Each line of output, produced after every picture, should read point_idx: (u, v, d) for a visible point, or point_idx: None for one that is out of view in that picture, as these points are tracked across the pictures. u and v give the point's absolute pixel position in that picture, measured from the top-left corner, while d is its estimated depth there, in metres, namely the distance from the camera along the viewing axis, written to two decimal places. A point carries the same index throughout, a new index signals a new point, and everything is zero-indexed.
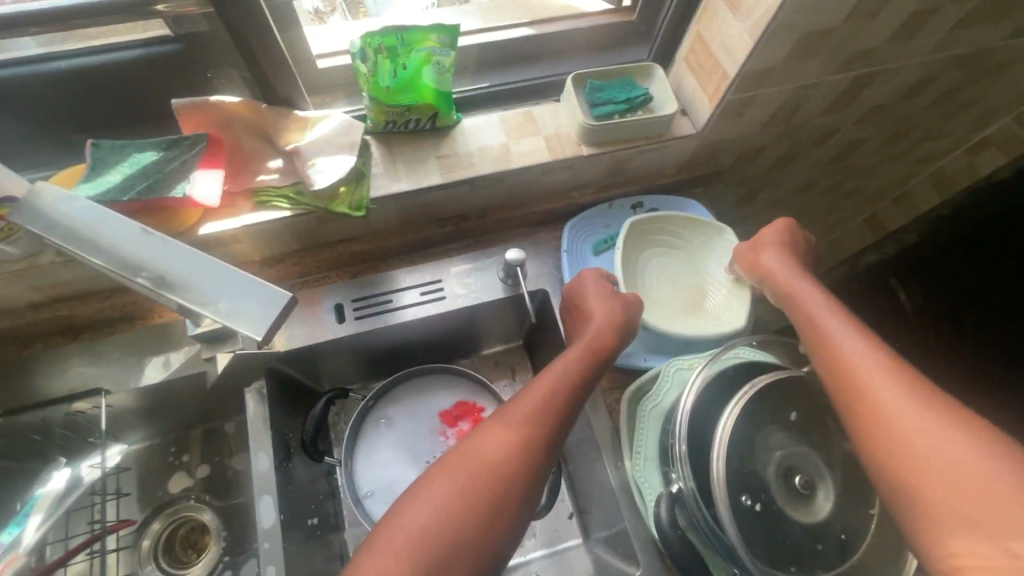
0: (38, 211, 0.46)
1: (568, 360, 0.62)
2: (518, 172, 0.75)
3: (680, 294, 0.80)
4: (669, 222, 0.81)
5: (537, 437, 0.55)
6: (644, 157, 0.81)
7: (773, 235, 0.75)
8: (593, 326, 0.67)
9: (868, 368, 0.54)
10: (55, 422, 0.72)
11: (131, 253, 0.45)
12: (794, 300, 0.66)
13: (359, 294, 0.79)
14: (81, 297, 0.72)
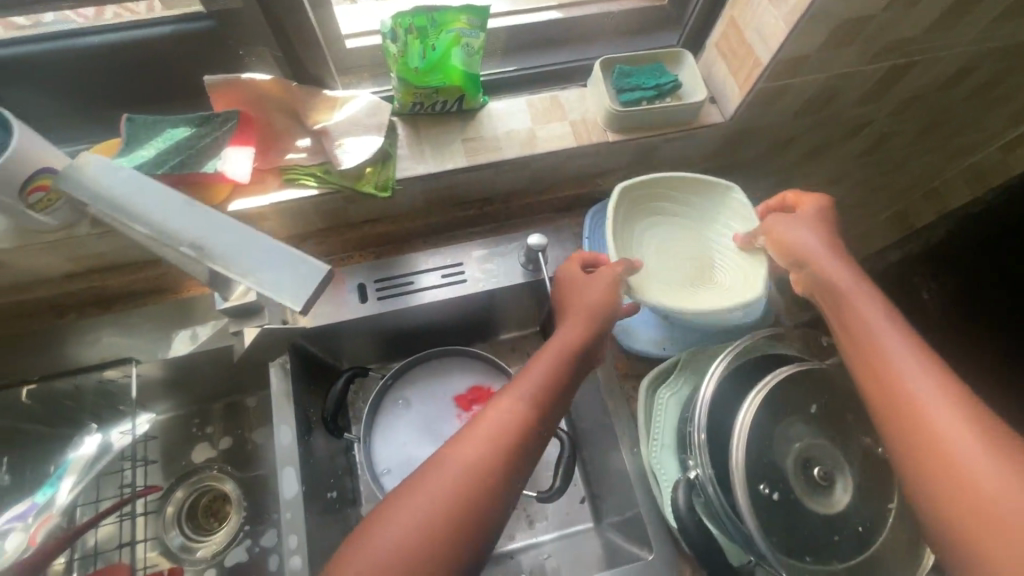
0: (81, 182, 0.47)
1: (559, 344, 0.62)
2: (544, 157, 0.74)
3: (680, 267, 0.72)
4: (668, 186, 0.73)
5: (527, 426, 0.56)
6: (670, 145, 0.80)
7: (809, 208, 0.67)
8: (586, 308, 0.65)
9: (912, 371, 0.52)
10: (88, 389, 0.74)
11: (172, 223, 0.46)
12: (832, 284, 0.61)
13: (382, 274, 0.80)
14: (115, 268, 0.74)
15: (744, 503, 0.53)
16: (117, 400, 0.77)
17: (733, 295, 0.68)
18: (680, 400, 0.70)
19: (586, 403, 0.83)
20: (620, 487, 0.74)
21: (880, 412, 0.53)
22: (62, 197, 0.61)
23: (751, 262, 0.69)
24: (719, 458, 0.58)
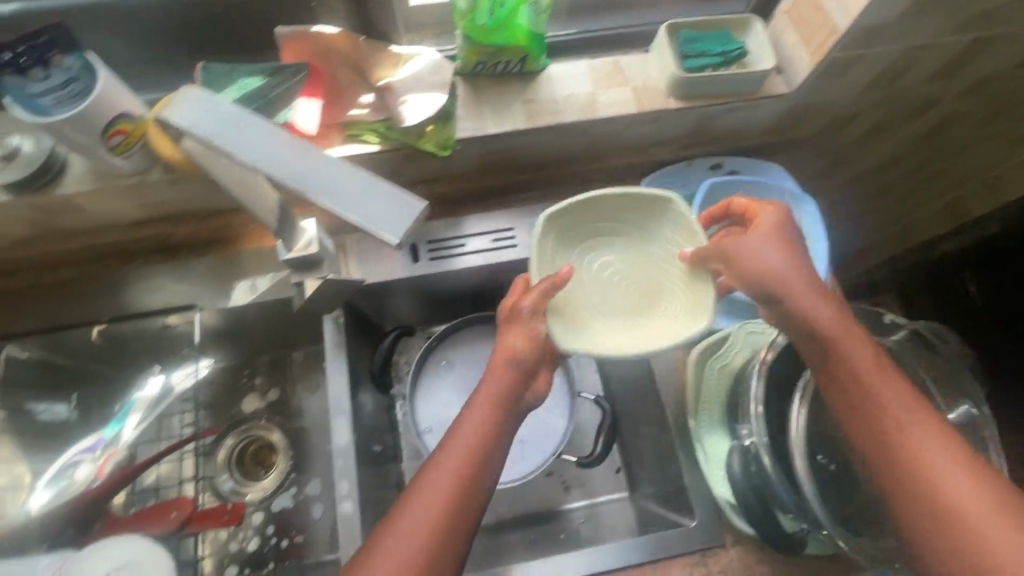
0: (181, 107, 0.47)
1: (483, 400, 0.56)
2: (603, 122, 0.74)
3: (621, 292, 0.62)
4: (607, 203, 0.62)
5: (469, 499, 0.53)
6: (732, 116, 0.78)
7: (764, 219, 0.58)
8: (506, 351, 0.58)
9: (904, 421, 0.51)
10: (154, 332, 0.78)
11: (279, 155, 0.47)
12: (809, 326, 0.55)
13: (433, 236, 0.81)
14: (180, 217, 0.77)
15: (801, 471, 0.53)
16: (180, 347, 0.81)
17: (676, 324, 0.58)
18: (731, 372, 0.71)
19: (628, 375, 0.84)
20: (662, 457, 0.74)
21: (873, 466, 0.52)
22: (139, 141, 0.63)
23: (696, 285, 0.58)
24: (774, 425, 0.59)
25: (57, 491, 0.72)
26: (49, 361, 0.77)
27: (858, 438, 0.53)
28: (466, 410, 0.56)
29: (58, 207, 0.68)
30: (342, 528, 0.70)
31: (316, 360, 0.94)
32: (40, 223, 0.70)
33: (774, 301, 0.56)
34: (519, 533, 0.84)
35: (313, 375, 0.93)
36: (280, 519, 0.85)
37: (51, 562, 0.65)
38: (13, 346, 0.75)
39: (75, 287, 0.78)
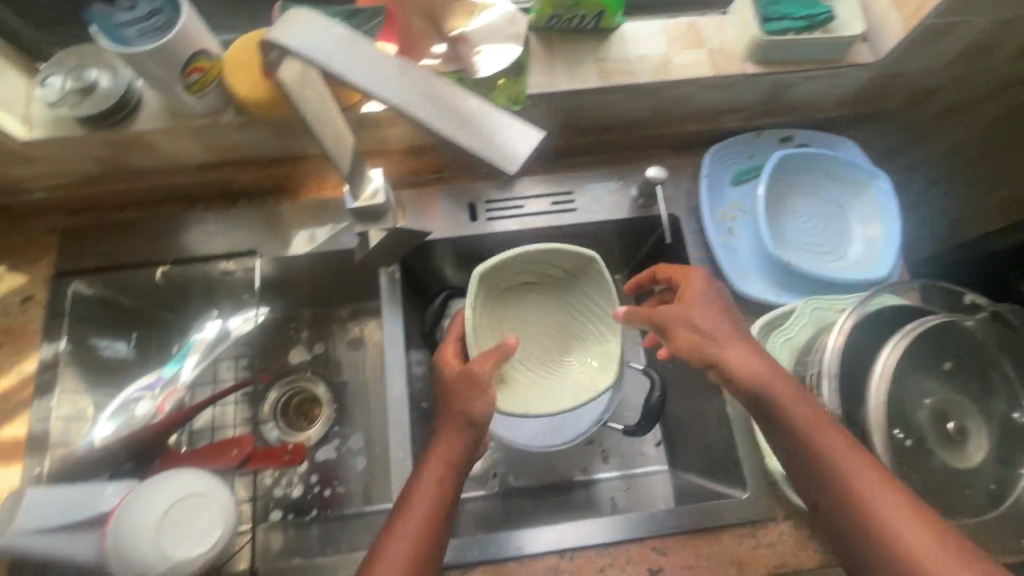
0: (294, 27, 0.40)
1: (440, 457, 0.59)
2: (677, 85, 0.71)
3: (543, 343, 0.73)
4: (533, 262, 0.69)
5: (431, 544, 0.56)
6: (809, 84, 0.76)
7: (687, 289, 0.62)
8: (466, 414, 0.60)
9: (851, 473, 0.52)
10: (213, 276, 0.78)
11: (384, 80, 0.40)
12: (752, 390, 0.57)
13: (493, 196, 0.80)
14: (244, 163, 0.78)
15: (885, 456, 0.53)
16: (240, 294, 0.79)
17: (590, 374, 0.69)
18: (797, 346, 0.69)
19: None
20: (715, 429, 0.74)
21: (834, 524, 0.52)
22: (214, 81, 0.63)
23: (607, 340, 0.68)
24: (857, 405, 0.57)
25: (120, 424, 0.73)
26: (112, 299, 0.78)
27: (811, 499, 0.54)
28: (426, 466, 0.59)
29: (128, 144, 0.68)
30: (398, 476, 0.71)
31: (362, 317, 0.95)
32: (109, 159, 0.71)
33: (716, 369, 0.59)
34: (557, 498, 0.85)
35: (359, 331, 0.94)
36: (324, 470, 0.87)
37: (119, 489, 0.63)
38: (77, 281, 0.75)
39: (138, 227, 0.78)
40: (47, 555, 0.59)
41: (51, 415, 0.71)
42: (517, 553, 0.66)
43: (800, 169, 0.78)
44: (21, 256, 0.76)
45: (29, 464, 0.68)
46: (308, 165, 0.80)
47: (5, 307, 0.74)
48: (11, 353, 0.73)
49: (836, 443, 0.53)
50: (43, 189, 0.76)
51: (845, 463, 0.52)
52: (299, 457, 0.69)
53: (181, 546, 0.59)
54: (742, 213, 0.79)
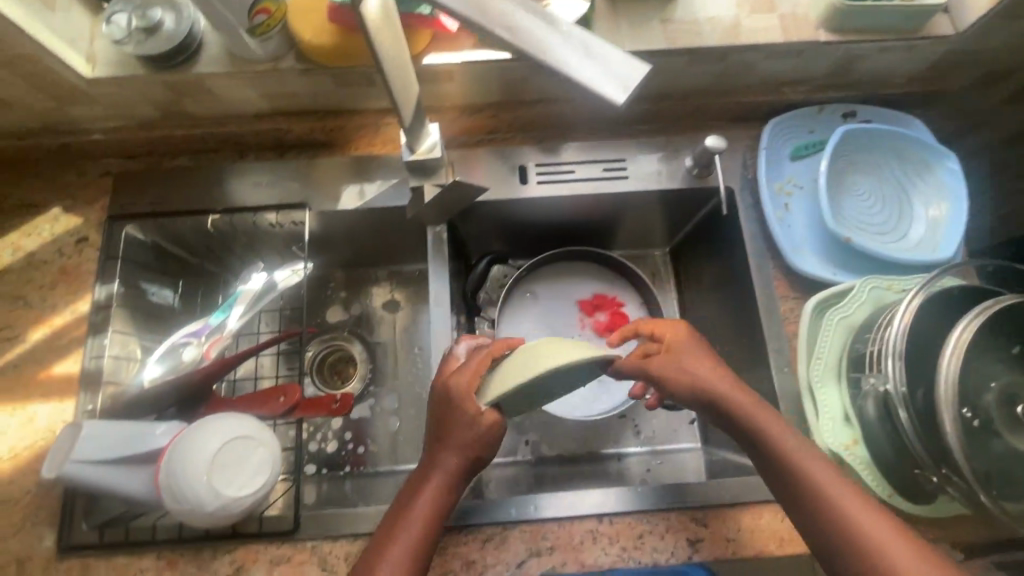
0: None
1: (432, 486, 0.57)
2: (745, 50, 0.69)
3: None
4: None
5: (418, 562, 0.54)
6: (879, 57, 0.73)
7: (674, 339, 0.65)
8: (465, 441, 0.58)
9: (833, 492, 0.52)
10: (262, 229, 0.80)
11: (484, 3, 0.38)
12: (735, 416, 0.58)
13: (544, 159, 0.79)
14: (300, 114, 0.78)
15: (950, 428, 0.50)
16: (291, 246, 0.83)
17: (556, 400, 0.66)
18: (852, 324, 0.67)
19: (719, 325, 0.82)
20: None
21: (829, 553, 0.51)
22: (278, 26, 0.65)
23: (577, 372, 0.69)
24: (922, 383, 0.55)
25: (167, 369, 0.74)
26: (162, 247, 0.80)
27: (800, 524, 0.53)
28: (420, 491, 0.57)
29: (187, 89, 0.70)
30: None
31: (402, 279, 0.95)
32: (167, 103, 0.73)
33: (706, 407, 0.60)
34: (590, 469, 0.84)
35: (397, 294, 0.94)
36: (357, 427, 0.86)
37: (167, 430, 0.64)
38: (130, 226, 0.76)
39: (190, 174, 0.78)
40: (102, 485, 0.61)
41: (104, 352, 0.72)
42: (557, 515, 0.66)
43: (863, 145, 0.76)
44: (76, 197, 0.77)
45: (82, 399, 0.69)
46: (361, 119, 0.79)
47: (60, 247, 0.75)
48: (66, 291, 0.74)
49: (812, 463, 0.54)
50: (98, 131, 0.76)
51: (826, 483, 0.53)
52: (347, 407, 0.70)
53: (232, 485, 0.60)
54: (800, 188, 0.77)
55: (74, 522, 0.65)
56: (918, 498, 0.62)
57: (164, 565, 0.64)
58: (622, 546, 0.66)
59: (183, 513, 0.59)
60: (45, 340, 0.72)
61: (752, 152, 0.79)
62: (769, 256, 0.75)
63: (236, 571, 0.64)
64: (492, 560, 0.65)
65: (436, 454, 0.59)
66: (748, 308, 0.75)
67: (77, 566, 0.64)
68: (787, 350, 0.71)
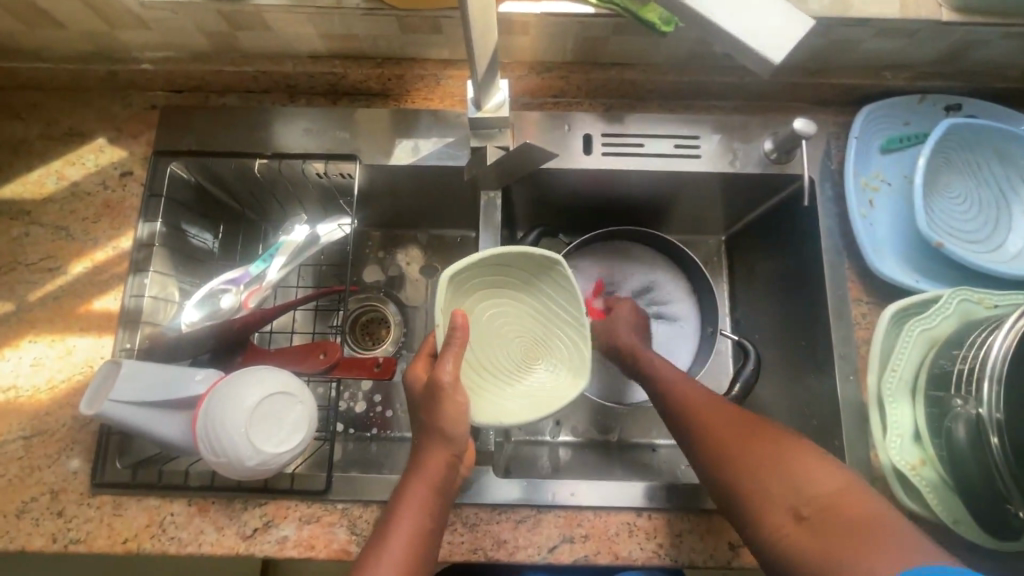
0: None
1: (421, 486, 0.54)
2: (855, 24, 0.63)
3: (513, 353, 0.61)
4: (501, 263, 0.59)
5: (421, 553, 0.52)
6: (1000, 44, 0.66)
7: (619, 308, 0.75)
8: (441, 430, 0.54)
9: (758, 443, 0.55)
10: (307, 178, 0.76)
11: None
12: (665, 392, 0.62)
13: (610, 128, 0.73)
14: (357, 59, 0.73)
15: None
16: (337, 199, 0.80)
17: (564, 383, 0.59)
18: (936, 337, 0.62)
19: (776, 323, 0.77)
20: (816, 412, 0.69)
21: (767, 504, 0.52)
22: None
23: (578, 348, 0.59)
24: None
25: (206, 314, 0.72)
26: (205, 188, 0.77)
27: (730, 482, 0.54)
28: (410, 493, 0.54)
29: (242, 19, 0.66)
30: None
31: (441, 243, 0.91)
32: (222, 36, 0.69)
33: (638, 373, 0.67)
34: (622, 456, 0.81)
35: (436, 258, 0.91)
36: (386, 390, 0.84)
37: (207, 377, 0.61)
38: (176, 163, 0.72)
39: (236, 113, 0.74)
40: (137, 427, 0.60)
41: (144, 292, 0.70)
42: (595, 504, 0.64)
43: (964, 143, 0.69)
44: (122, 129, 0.75)
45: (120, 337, 0.68)
46: (419, 69, 0.74)
47: (104, 180, 0.73)
48: (108, 226, 0.72)
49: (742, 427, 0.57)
50: (147, 60, 0.73)
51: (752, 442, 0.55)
52: (389, 372, 0.67)
53: (271, 441, 0.58)
54: (887, 184, 0.71)
55: (108, 460, 0.65)
56: (993, 529, 0.57)
57: (194, 510, 0.64)
58: (659, 542, 0.63)
59: (217, 463, 0.58)
60: (87, 274, 0.70)
61: (838, 140, 0.73)
62: (845, 255, 0.70)
63: (265, 525, 0.63)
64: (524, 542, 0.63)
65: (420, 448, 0.55)
66: (815, 308, 0.70)
67: (109, 503, 0.64)
68: (855, 357, 0.66)
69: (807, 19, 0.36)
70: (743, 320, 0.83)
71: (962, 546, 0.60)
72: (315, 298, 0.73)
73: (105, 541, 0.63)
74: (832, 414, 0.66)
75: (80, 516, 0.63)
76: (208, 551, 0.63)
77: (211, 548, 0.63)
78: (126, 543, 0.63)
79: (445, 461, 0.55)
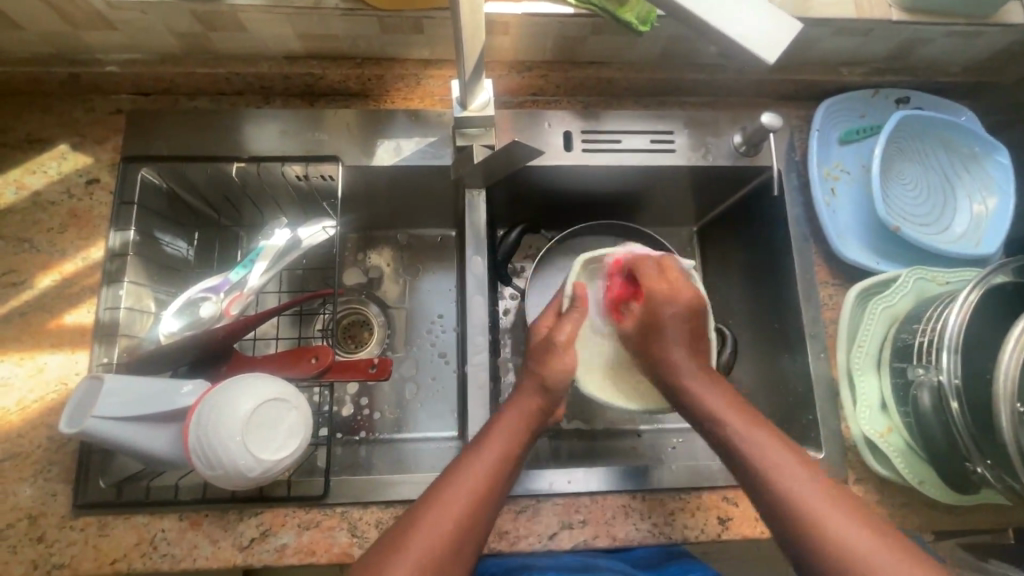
0: None
1: (518, 414, 0.60)
2: (815, 24, 0.68)
3: None
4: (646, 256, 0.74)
5: (498, 486, 0.55)
6: (943, 42, 0.72)
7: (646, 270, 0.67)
8: (543, 377, 0.62)
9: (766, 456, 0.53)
10: (287, 182, 0.75)
11: None
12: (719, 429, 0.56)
13: (589, 126, 0.75)
14: (336, 60, 0.73)
15: (1004, 420, 0.51)
16: (318, 202, 0.79)
17: None
18: (896, 314, 0.68)
19: (749, 308, 0.81)
20: (790, 389, 0.73)
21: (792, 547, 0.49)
22: None
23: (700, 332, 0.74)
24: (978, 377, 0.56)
25: (186, 324, 0.70)
26: (177, 194, 0.74)
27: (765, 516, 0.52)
28: (506, 417, 0.59)
29: (216, 20, 0.65)
30: (473, 385, 0.69)
31: (420, 242, 0.91)
32: (193, 37, 0.67)
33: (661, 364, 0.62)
34: (609, 444, 0.83)
35: (417, 258, 0.91)
36: (373, 391, 0.83)
37: (195, 389, 0.60)
38: (146, 168, 0.70)
39: (209, 115, 0.72)
40: (123, 444, 0.58)
41: (119, 304, 0.67)
42: (590, 489, 0.66)
43: (914, 133, 0.75)
44: (86, 135, 0.71)
45: (97, 351, 0.65)
46: (400, 70, 0.75)
47: (69, 188, 0.70)
48: (77, 237, 0.69)
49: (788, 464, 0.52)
50: (112, 63, 0.70)
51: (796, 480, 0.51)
52: (385, 372, 0.67)
53: (268, 449, 0.58)
54: (846, 174, 0.76)
55: (89, 480, 0.62)
56: (957, 486, 0.63)
57: (186, 526, 0.62)
58: (653, 522, 0.66)
59: (213, 475, 0.57)
60: (55, 288, 0.67)
61: (800, 133, 0.78)
62: (811, 240, 0.75)
63: (263, 534, 0.62)
64: (524, 532, 0.65)
65: (516, 393, 0.62)
66: (784, 292, 0.74)
67: (93, 524, 0.61)
68: (824, 336, 0.71)
69: (793, 27, 0.38)
70: (717, 306, 0.86)
71: (925, 505, 0.66)
72: (300, 303, 0.71)
73: (91, 563, 0.60)
74: (805, 391, 0.70)
75: (63, 540, 0.61)
76: (203, 565, 0.61)
77: (206, 562, 0.61)
78: (114, 564, 0.60)
79: (537, 406, 0.61)
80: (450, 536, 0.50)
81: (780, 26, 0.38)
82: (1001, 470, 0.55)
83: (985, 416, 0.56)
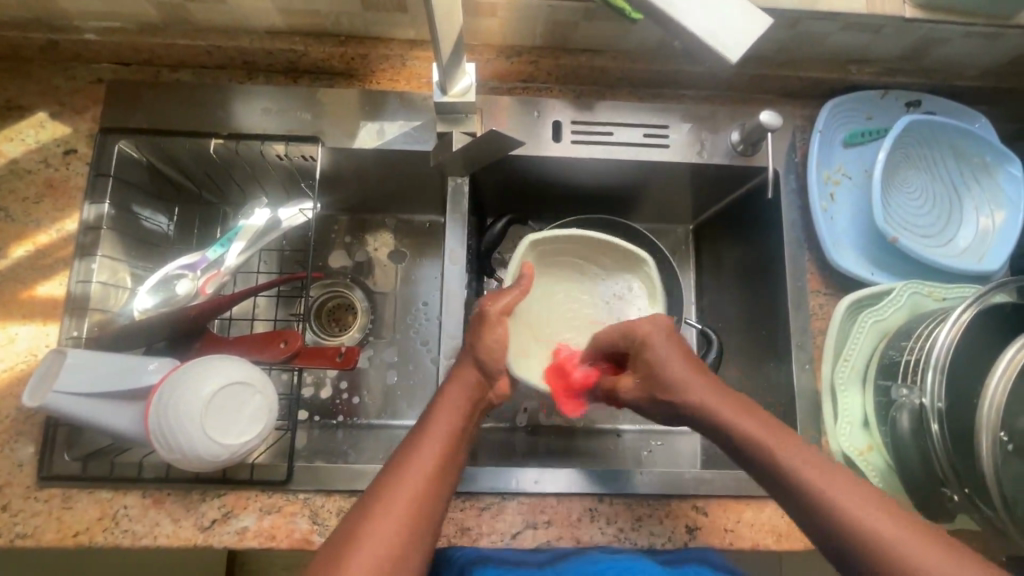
0: None
1: (453, 392, 0.56)
2: (822, 17, 0.64)
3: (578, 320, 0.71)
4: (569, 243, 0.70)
5: (446, 465, 0.51)
6: (960, 43, 0.68)
7: (647, 327, 0.59)
8: (478, 353, 0.58)
9: (810, 479, 0.48)
10: (270, 161, 0.73)
11: None
12: (724, 435, 0.53)
13: (580, 115, 0.72)
14: (321, 36, 0.70)
15: (982, 451, 0.49)
16: (299, 183, 0.77)
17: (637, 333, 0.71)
18: (886, 329, 0.65)
19: (738, 312, 0.78)
20: (772, 399, 0.71)
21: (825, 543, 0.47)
22: None
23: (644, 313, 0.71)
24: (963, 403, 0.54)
25: (160, 301, 0.69)
26: (157, 169, 0.73)
27: (797, 520, 0.49)
28: (441, 399, 0.56)
29: None
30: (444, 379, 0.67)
31: (407, 227, 0.89)
32: (172, 6, 0.66)
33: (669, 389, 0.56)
34: (586, 443, 0.82)
35: (405, 242, 0.89)
36: (352, 375, 0.82)
37: (161, 367, 0.59)
38: (124, 141, 0.69)
39: (189, 88, 0.70)
40: (84, 419, 0.58)
41: (91, 278, 0.66)
42: (557, 490, 0.65)
43: (923, 139, 0.71)
44: (66, 104, 0.70)
45: (66, 325, 0.65)
46: (385, 49, 0.72)
47: (46, 157, 0.69)
48: (52, 208, 0.68)
49: (801, 462, 0.49)
50: (91, 31, 0.68)
51: (801, 470, 0.49)
52: (351, 362, 0.66)
53: (230, 433, 0.57)
54: (848, 179, 0.73)
55: (54, 452, 0.62)
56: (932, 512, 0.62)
57: (149, 503, 0.62)
58: (619, 527, 0.65)
59: (174, 458, 0.56)
60: (28, 259, 0.67)
61: (803, 133, 0.74)
62: (806, 247, 0.72)
63: (224, 516, 0.62)
64: (487, 529, 0.64)
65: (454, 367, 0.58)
66: (775, 299, 0.71)
67: (58, 496, 0.61)
68: (811, 346, 0.68)
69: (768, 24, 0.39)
70: (707, 308, 0.84)
71: None
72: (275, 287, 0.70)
73: (53, 535, 0.61)
74: (788, 401, 0.68)
75: (27, 510, 0.61)
76: (164, 543, 0.61)
77: (167, 540, 0.61)
78: (76, 537, 0.61)
79: (474, 378, 0.57)
80: (409, 514, 0.47)
81: (752, 21, 0.39)
82: (977, 498, 0.53)
83: (965, 439, 0.54)
